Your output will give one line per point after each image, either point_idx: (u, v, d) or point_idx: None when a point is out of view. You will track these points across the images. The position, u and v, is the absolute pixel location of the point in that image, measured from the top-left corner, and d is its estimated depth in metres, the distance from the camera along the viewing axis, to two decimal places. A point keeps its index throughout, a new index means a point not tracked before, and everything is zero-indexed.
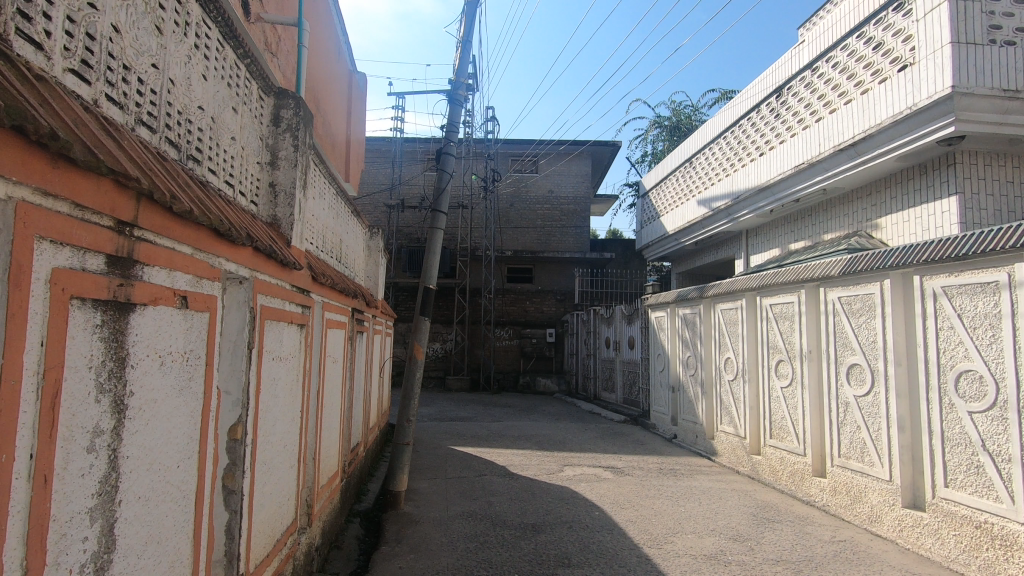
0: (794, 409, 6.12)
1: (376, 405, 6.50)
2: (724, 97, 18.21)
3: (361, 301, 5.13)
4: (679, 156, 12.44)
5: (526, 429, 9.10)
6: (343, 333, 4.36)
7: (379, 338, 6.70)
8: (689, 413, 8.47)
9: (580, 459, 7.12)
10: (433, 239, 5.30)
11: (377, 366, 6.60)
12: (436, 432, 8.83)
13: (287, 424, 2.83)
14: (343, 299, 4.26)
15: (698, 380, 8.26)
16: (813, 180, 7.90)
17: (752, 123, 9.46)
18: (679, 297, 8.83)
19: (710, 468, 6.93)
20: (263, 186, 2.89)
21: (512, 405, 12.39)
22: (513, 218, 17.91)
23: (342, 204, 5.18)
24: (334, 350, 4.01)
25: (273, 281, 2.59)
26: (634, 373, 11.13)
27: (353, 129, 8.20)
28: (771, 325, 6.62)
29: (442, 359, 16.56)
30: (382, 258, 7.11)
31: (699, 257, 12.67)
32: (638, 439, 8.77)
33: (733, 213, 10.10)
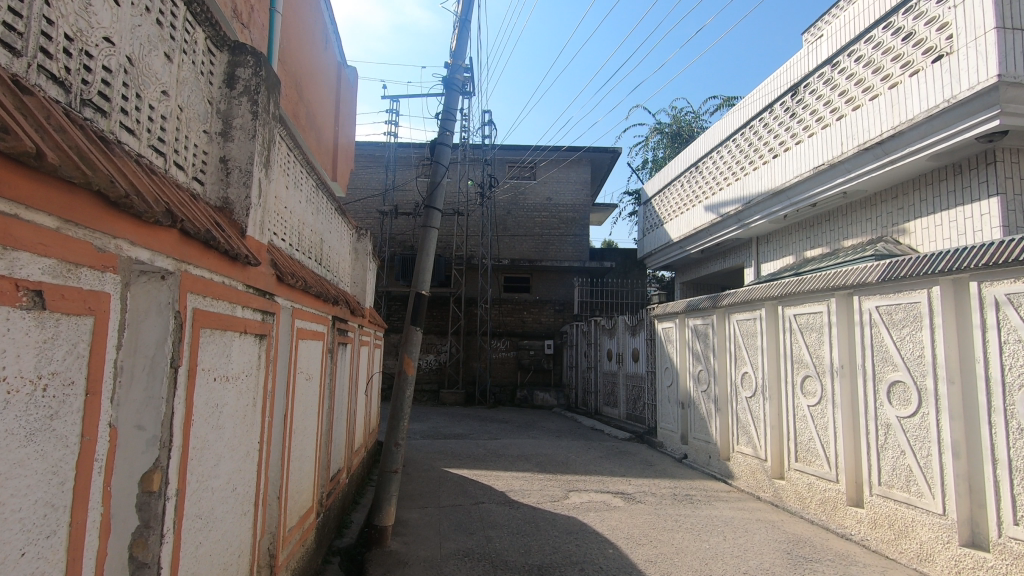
0: (824, 431, 5.54)
1: (362, 424, 5.88)
2: (726, 104, 17.81)
3: (344, 308, 4.54)
4: (684, 160, 11.96)
5: (525, 448, 8.49)
6: (320, 345, 3.75)
7: (366, 349, 6.11)
8: (701, 432, 7.89)
9: (586, 483, 6.52)
10: (426, 239, 4.71)
11: (363, 381, 5.99)
12: (429, 451, 8.21)
13: (236, 461, 2.24)
14: (320, 306, 3.67)
15: (711, 396, 7.68)
16: (833, 183, 7.40)
17: (763, 123, 8.99)
18: (689, 307, 8.27)
19: (728, 493, 6.34)
20: (211, 161, 2.32)
21: (510, 420, 11.76)
22: (510, 226, 17.38)
23: (323, 200, 4.59)
24: (307, 365, 3.41)
25: (216, 279, 2.00)
26: (639, 388, 10.55)
27: (342, 125, 7.66)
28: (795, 337, 6.05)
29: (436, 371, 15.91)
30: (371, 262, 6.52)
31: (705, 265, 12.15)
32: (646, 459, 8.18)
33: (744, 218, 9.60)
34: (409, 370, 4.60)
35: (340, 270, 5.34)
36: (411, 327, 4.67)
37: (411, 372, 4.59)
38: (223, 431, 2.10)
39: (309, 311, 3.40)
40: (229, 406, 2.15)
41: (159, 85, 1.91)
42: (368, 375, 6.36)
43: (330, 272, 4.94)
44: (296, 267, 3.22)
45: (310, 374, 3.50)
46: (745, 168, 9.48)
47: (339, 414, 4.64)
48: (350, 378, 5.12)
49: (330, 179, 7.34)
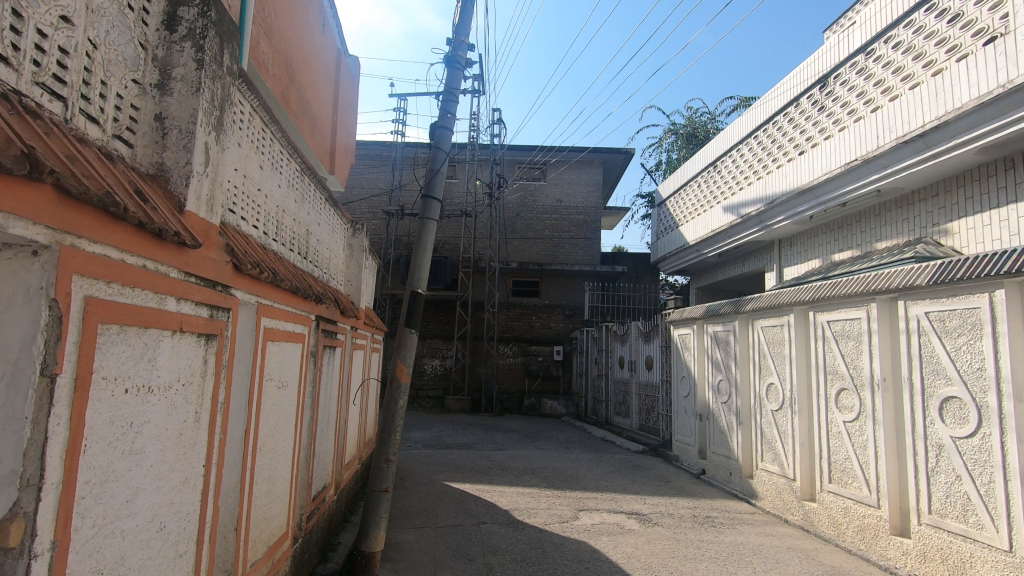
0: (863, 450, 4.99)
1: (355, 433, 5.43)
2: (744, 104, 17.28)
3: (331, 308, 4.08)
4: (702, 160, 11.45)
5: (532, 461, 7.98)
6: (299, 348, 3.30)
7: (361, 352, 5.68)
8: (720, 446, 7.37)
9: (597, 502, 6.02)
10: (423, 232, 4.24)
11: (357, 387, 5.53)
12: (430, 463, 7.74)
13: (166, 493, 1.78)
14: (298, 304, 3.22)
15: (732, 408, 7.16)
16: (866, 180, 6.87)
17: (788, 118, 8.48)
18: (708, 312, 7.75)
19: (752, 515, 5.81)
20: (144, 118, 1.87)
21: (517, 429, 11.28)
22: (519, 228, 16.95)
23: (309, 187, 4.15)
24: (279, 371, 2.95)
25: (130, 260, 1.55)
26: (652, 398, 10.03)
27: (340, 116, 7.25)
28: (829, 346, 5.51)
29: (441, 377, 15.47)
30: (368, 261, 6.08)
31: (722, 270, 11.61)
32: (661, 474, 7.66)
33: (766, 219, 9.08)
34: (402, 377, 4.12)
35: (331, 267, 4.90)
36: (405, 330, 4.19)
37: (405, 380, 4.11)
38: (144, 456, 1.65)
39: (281, 308, 2.94)
40: (153, 423, 1.70)
41: (59, 7, 1.47)
42: (364, 381, 5.93)
43: (319, 269, 4.51)
44: (264, 256, 2.77)
45: (284, 381, 3.04)
46: (767, 166, 8.99)
47: (324, 424, 4.18)
48: (339, 384, 4.66)
49: (327, 172, 6.92)
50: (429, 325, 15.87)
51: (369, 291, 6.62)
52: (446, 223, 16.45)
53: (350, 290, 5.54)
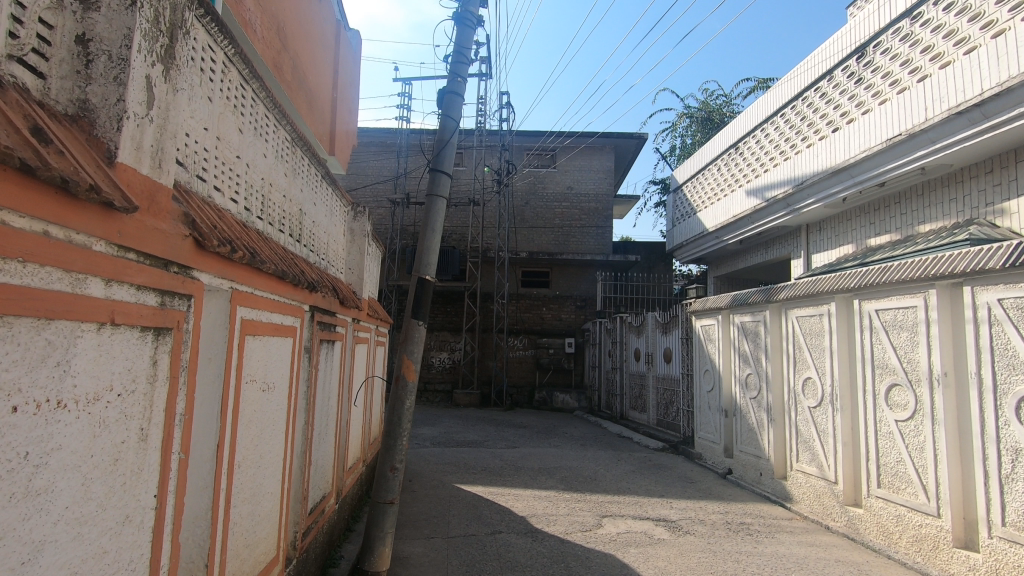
0: (920, 453, 4.50)
1: (358, 434, 5.00)
2: (762, 85, 16.61)
3: (328, 296, 3.62)
4: (723, 141, 10.89)
5: (547, 460, 7.53)
6: (288, 343, 2.84)
7: (364, 346, 5.23)
8: (749, 444, 6.90)
9: (620, 507, 5.57)
10: (432, 211, 3.75)
11: (361, 384, 5.10)
12: (439, 462, 7.31)
13: (94, 541, 1.33)
14: (287, 292, 2.77)
15: (762, 404, 6.68)
16: (909, 157, 6.33)
17: (820, 93, 7.92)
18: (734, 301, 7.27)
19: (790, 522, 5.35)
20: (62, 39, 1.40)
21: (529, 425, 10.84)
22: (528, 216, 16.43)
23: (301, 160, 3.67)
24: (263, 370, 2.50)
25: (12, 225, 1.09)
26: (672, 392, 9.55)
27: (340, 94, 6.74)
28: (878, 338, 5.01)
29: (450, 370, 15.06)
30: (371, 247, 5.61)
31: (743, 257, 11.07)
32: (684, 475, 7.20)
33: (794, 202, 8.54)
34: (408, 376, 3.63)
35: (330, 254, 4.43)
36: (413, 323, 3.70)
37: (412, 378, 3.63)
38: (53, 497, 1.20)
39: (265, 297, 2.47)
40: (67, 451, 1.24)
41: None
42: (369, 377, 5.50)
43: (316, 254, 4.04)
44: (241, 232, 2.31)
45: (270, 381, 2.59)
46: (795, 145, 8.44)
47: (323, 428, 3.73)
48: (341, 382, 4.22)
49: (327, 153, 6.43)
50: (436, 317, 15.44)
51: (372, 280, 6.16)
52: (453, 212, 15.96)
53: (351, 279, 5.06)
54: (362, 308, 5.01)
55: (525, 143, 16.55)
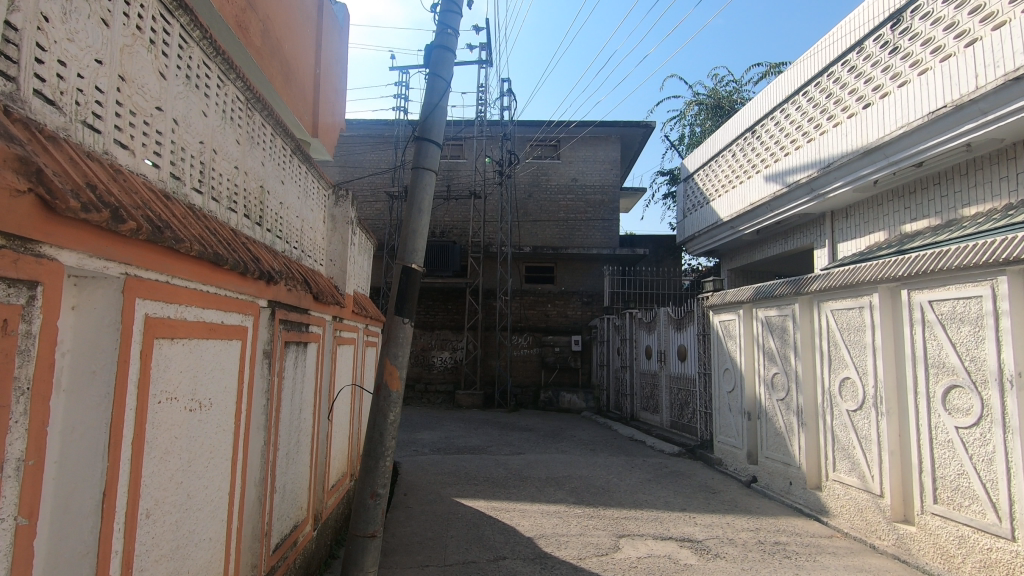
0: (988, 465, 3.89)
1: (343, 447, 4.44)
2: (773, 71, 15.95)
3: (296, 289, 3.05)
4: (739, 125, 10.27)
5: (555, 468, 6.96)
6: (233, 347, 2.26)
7: (349, 347, 4.67)
8: (776, 450, 6.31)
9: (638, 524, 4.98)
10: (418, 187, 3.15)
11: (345, 390, 4.53)
12: (437, 472, 6.75)
13: None
14: (230, 282, 2.19)
15: (791, 406, 6.08)
16: (954, 131, 5.70)
17: (848, 67, 7.30)
18: (758, 294, 6.68)
19: (830, 541, 4.76)
20: None
21: (535, 428, 10.26)
22: (531, 210, 15.83)
23: (258, 128, 3.11)
24: (192, 384, 1.92)
25: None
26: (687, 393, 8.95)
27: (324, 71, 6.11)
28: (932, 333, 4.40)
29: (451, 370, 14.51)
30: (357, 236, 5.01)
31: (760, 248, 10.44)
32: (705, 483, 6.61)
33: (818, 187, 7.91)
34: (391, 385, 3.02)
35: (304, 241, 3.86)
36: (397, 323, 3.08)
37: (396, 388, 3.03)
38: None
39: (192, 288, 1.90)
40: None
41: None
42: (356, 381, 4.93)
43: (285, 241, 3.48)
44: (150, 201, 1.74)
45: (204, 398, 2.01)
46: (820, 125, 7.82)
47: (294, 446, 3.15)
48: (319, 389, 3.65)
49: (309, 135, 5.81)
50: (437, 315, 14.87)
51: (360, 273, 5.59)
52: (454, 206, 15.33)
53: (332, 272, 4.45)
54: (345, 303, 4.42)
55: (528, 134, 15.94)
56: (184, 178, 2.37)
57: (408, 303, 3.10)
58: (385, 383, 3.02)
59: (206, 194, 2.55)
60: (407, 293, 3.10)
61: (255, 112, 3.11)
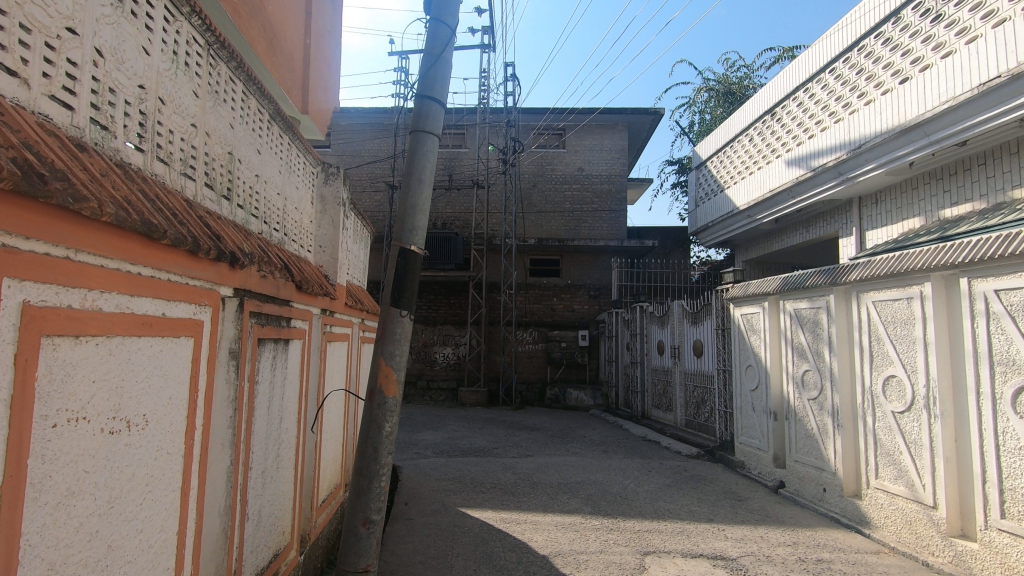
0: None
1: (334, 456, 3.97)
2: (787, 55, 15.39)
3: (273, 276, 2.56)
4: (756, 108, 9.73)
5: (567, 473, 6.48)
6: (179, 347, 1.77)
7: (341, 344, 4.18)
8: (808, 454, 5.83)
9: (663, 538, 4.52)
10: (419, 153, 2.66)
11: (336, 392, 4.06)
12: (441, 477, 6.27)
13: None
14: (173, 262, 1.70)
15: (824, 406, 5.59)
16: (1007, 104, 5.17)
17: (882, 40, 6.76)
18: (786, 285, 6.19)
19: (879, 558, 4.27)
20: None
21: (542, 427, 9.79)
22: (536, 200, 15.31)
23: (224, 83, 2.61)
24: (115, 398, 1.43)
25: None
26: (704, 390, 8.47)
27: (314, 42, 5.59)
28: (998, 325, 3.90)
29: (454, 366, 14.05)
30: (350, 221, 4.52)
31: (779, 238, 9.93)
32: (729, 489, 6.14)
33: (846, 170, 7.38)
34: (385, 391, 2.51)
35: (287, 222, 3.36)
36: (393, 316, 2.57)
37: (392, 394, 2.53)
38: None
39: (112, 268, 1.41)
40: None
41: None
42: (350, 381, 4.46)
43: (264, 222, 2.98)
44: (42, 146, 1.25)
45: (133, 415, 1.52)
46: (849, 104, 7.28)
47: (273, 462, 2.67)
48: (305, 393, 3.16)
49: (299, 112, 5.30)
50: (440, 309, 14.37)
51: (354, 262, 5.11)
52: (456, 196, 14.78)
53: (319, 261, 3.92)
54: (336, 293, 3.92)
55: (532, 122, 15.41)
56: (116, 132, 1.85)
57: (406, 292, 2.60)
58: (380, 389, 2.51)
59: (154, 154, 2.06)
60: (406, 280, 2.60)
61: (220, 63, 2.59)
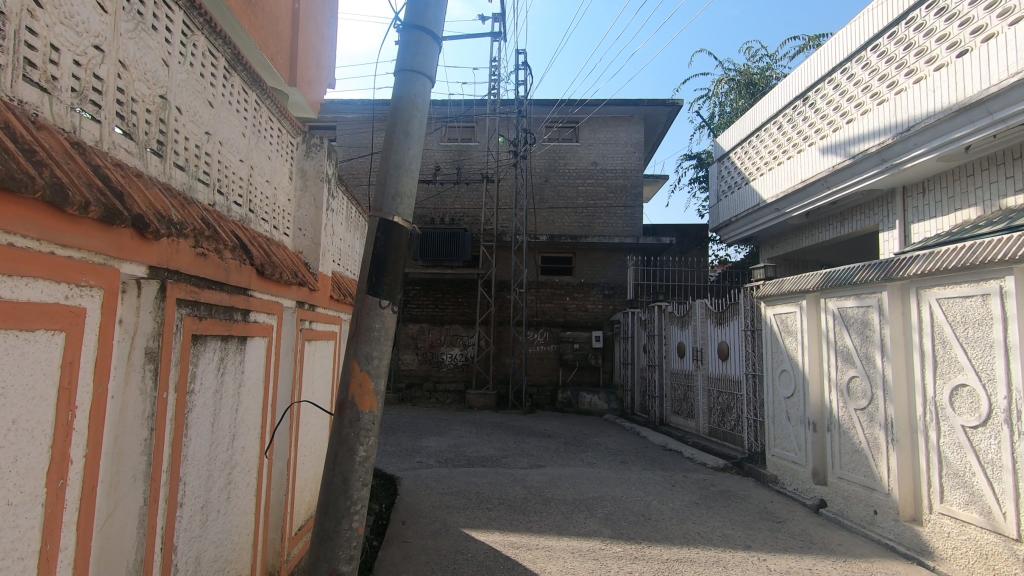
0: None
1: (310, 476, 3.42)
2: (813, 44, 14.66)
3: (217, 256, 2.01)
4: (785, 93, 9.05)
5: (582, 487, 5.89)
6: (28, 342, 1.23)
7: (318, 345, 3.63)
8: (855, 471, 5.20)
9: (695, 570, 3.92)
10: (405, 99, 2.08)
11: (311, 401, 3.50)
12: (444, 491, 5.70)
13: None
14: (14, 216, 1.16)
15: (876, 418, 4.95)
16: None
17: (936, 9, 6.08)
18: (829, 281, 5.54)
19: None
20: None
21: (554, 433, 9.19)
22: (548, 196, 14.70)
23: None
24: None
25: None
26: (730, 397, 7.84)
27: (305, 9, 5.05)
28: None
29: (462, 368, 13.50)
30: (337, 202, 3.96)
31: (810, 233, 9.25)
32: (763, 509, 5.52)
33: (891, 156, 6.71)
34: (358, 404, 1.94)
35: (256, 196, 2.81)
36: (369, 306, 1.99)
37: (365, 409, 1.95)
38: None
39: None
40: None
41: None
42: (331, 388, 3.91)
43: (221, 192, 2.43)
44: None
45: None
46: (895, 83, 6.60)
47: (220, 493, 2.12)
48: (269, 403, 2.61)
49: (285, 85, 4.75)
50: (447, 308, 13.79)
51: (345, 252, 4.55)
52: (465, 191, 14.20)
53: (296, 245, 3.35)
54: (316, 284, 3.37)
55: (544, 114, 14.82)
56: None
57: (387, 275, 2.01)
58: (351, 403, 1.93)
59: None
60: (388, 260, 2.02)
61: None
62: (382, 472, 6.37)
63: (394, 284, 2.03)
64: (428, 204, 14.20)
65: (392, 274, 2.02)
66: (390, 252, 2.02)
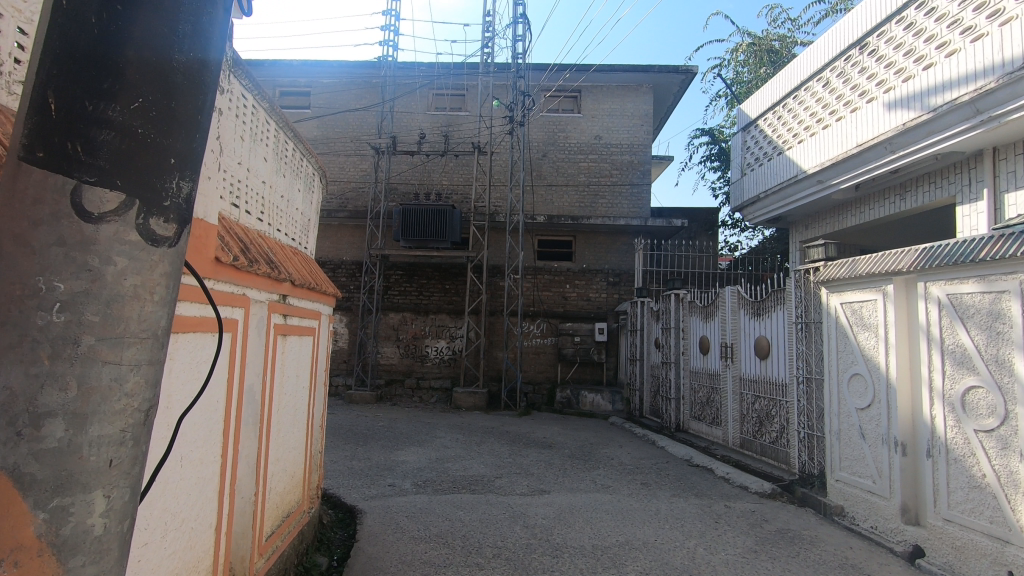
0: None
1: (185, 566, 2.01)
2: (842, 7, 13.28)
3: None
4: (833, 42, 7.67)
5: (602, 526, 4.50)
6: None
7: (208, 339, 2.15)
8: (976, 513, 3.84)
9: None
10: None
11: (195, 438, 2.07)
12: (418, 532, 4.27)
13: None
14: None
15: (1016, 446, 3.59)
16: None
17: None
18: (936, 258, 4.16)
19: None
20: None
21: (556, 444, 7.78)
22: (547, 172, 13.23)
23: None
24: None
25: None
26: (771, 403, 6.49)
27: None
28: None
29: (449, 362, 12.07)
30: (231, 100, 2.46)
31: (858, 210, 7.88)
32: (844, 559, 4.15)
33: (988, 105, 5.33)
34: None
35: None
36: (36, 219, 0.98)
37: None
38: None
39: None
40: None
41: None
42: (239, 408, 2.46)
43: None
44: None
45: None
46: (999, 12, 5.23)
47: None
48: None
49: None
50: (432, 295, 12.27)
51: (257, 191, 3.00)
52: (453, 164, 12.72)
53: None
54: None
55: (543, 82, 13.35)
56: None
57: (174, 64, 1.12)
58: None
59: None
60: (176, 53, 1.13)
61: None
62: (341, 501, 4.93)
63: (150, 163, 1.09)
64: (412, 179, 12.71)
65: (193, 55, 1.16)
66: (183, 18, 1.15)
